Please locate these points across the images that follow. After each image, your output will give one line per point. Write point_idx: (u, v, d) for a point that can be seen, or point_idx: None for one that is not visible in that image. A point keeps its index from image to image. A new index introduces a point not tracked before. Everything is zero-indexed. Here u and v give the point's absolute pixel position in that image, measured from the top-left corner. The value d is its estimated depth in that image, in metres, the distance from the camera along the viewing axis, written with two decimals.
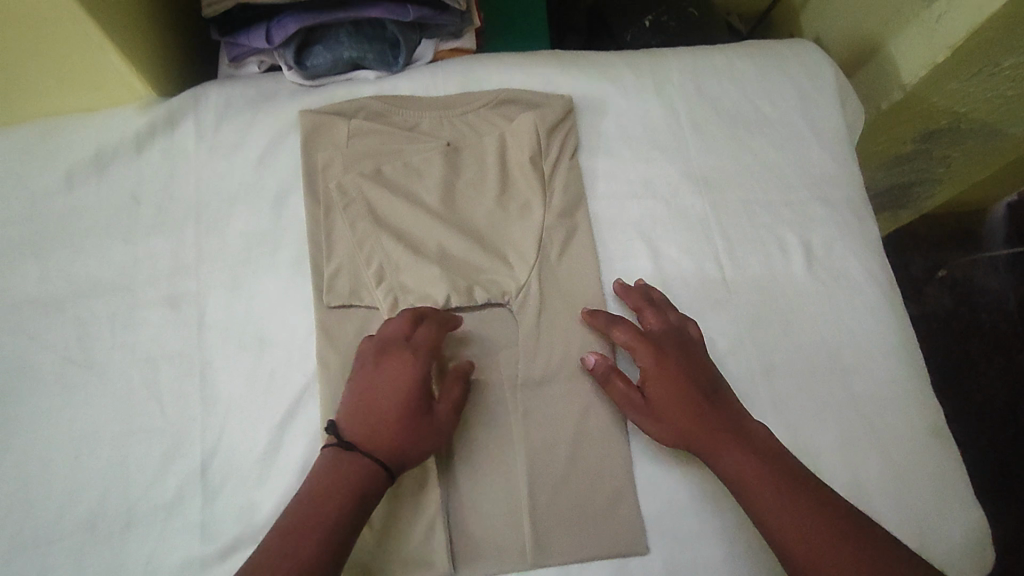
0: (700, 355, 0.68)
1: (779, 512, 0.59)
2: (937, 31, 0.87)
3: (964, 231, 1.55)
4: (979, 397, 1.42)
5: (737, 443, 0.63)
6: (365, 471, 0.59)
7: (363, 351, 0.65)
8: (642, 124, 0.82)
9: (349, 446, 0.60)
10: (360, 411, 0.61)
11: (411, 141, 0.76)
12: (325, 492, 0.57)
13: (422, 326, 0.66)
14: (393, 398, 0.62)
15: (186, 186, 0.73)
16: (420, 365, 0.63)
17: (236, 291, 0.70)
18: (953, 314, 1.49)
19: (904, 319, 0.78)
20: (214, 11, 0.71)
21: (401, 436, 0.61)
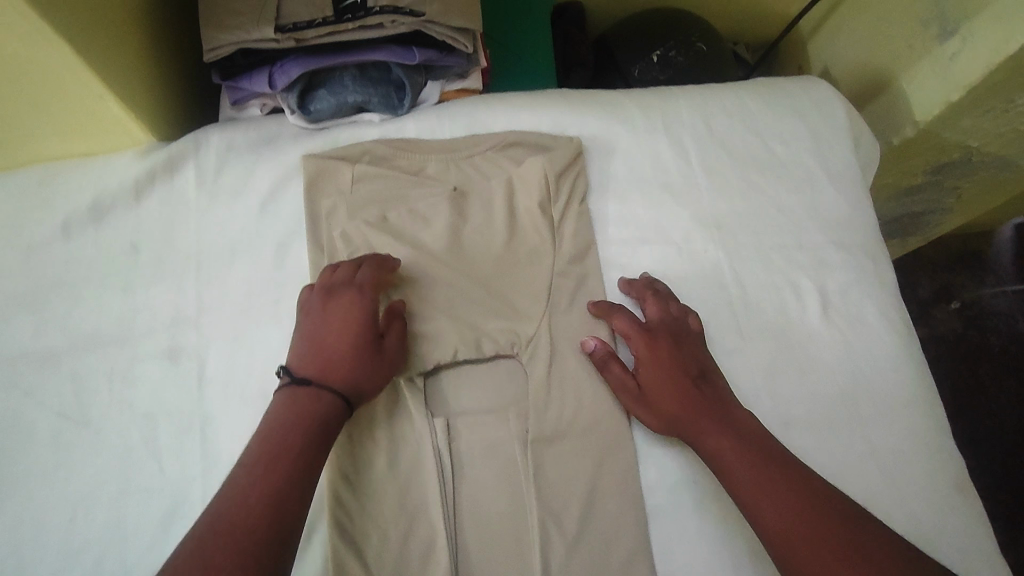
0: (693, 343, 0.69)
1: (750, 478, 0.58)
2: (950, 69, 0.85)
3: (970, 255, 1.54)
4: (991, 423, 1.39)
5: (718, 424, 0.62)
6: (322, 398, 0.59)
7: (309, 299, 0.66)
8: (652, 166, 0.80)
9: (304, 379, 0.60)
10: (308, 351, 0.62)
11: (417, 185, 0.74)
12: (286, 424, 0.57)
13: (364, 267, 0.67)
14: (341, 333, 0.62)
15: (187, 234, 0.71)
16: (365, 302, 0.64)
17: (237, 343, 0.68)
18: (963, 338, 1.47)
19: (924, 366, 0.76)
20: (215, 57, 0.70)
21: (352, 369, 0.61)
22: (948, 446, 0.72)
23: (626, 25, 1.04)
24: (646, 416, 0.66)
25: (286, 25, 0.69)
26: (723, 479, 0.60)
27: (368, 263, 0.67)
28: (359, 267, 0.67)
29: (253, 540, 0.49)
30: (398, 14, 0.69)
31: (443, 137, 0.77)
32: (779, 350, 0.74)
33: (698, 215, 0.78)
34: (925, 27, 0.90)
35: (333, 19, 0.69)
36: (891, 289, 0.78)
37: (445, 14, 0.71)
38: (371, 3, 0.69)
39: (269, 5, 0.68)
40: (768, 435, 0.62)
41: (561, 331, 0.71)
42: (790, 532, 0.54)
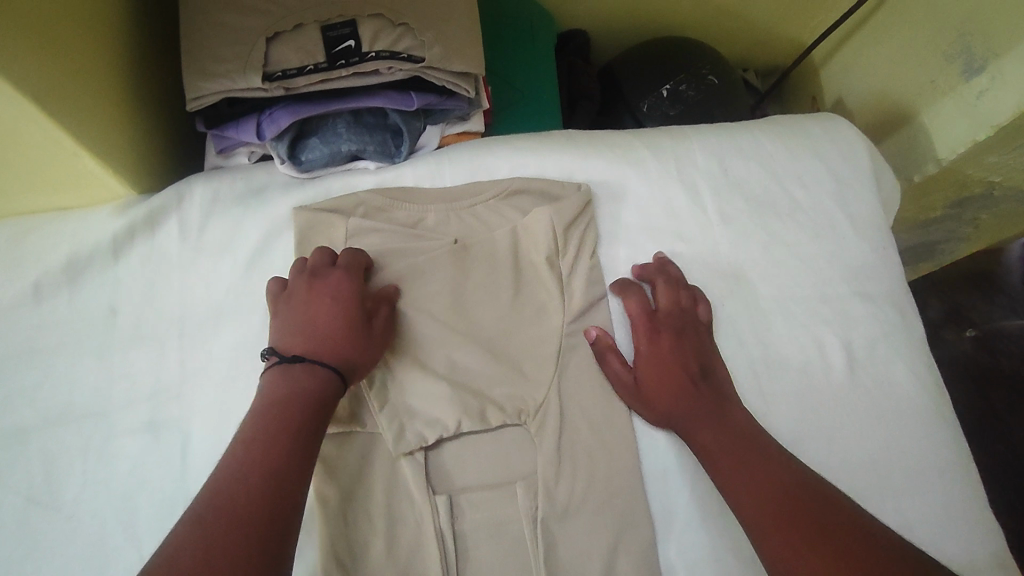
0: (698, 340, 0.68)
1: (741, 474, 0.57)
2: (978, 108, 0.82)
3: (979, 270, 1.45)
4: (1003, 449, 1.34)
5: (711, 420, 0.62)
6: (319, 376, 0.55)
7: (290, 283, 0.62)
8: (664, 213, 0.75)
9: (298, 357, 0.56)
10: (294, 331, 0.58)
11: (417, 239, 0.69)
12: (277, 398, 0.53)
13: (344, 253, 0.65)
14: (334, 312, 0.59)
15: (169, 295, 0.66)
16: (351, 282, 0.62)
17: (222, 415, 0.63)
18: (973, 360, 1.41)
19: (956, 428, 0.71)
20: (200, 106, 0.65)
21: (348, 347, 0.58)
22: (983, 516, 0.68)
23: (631, 54, 0.99)
24: (642, 410, 0.65)
25: (275, 73, 0.65)
26: (718, 473, 0.59)
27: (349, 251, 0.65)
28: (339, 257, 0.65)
29: (252, 517, 0.45)
30: (395, 59, 0.66)
31: (444, 185, 0.73)
32: (805, 414, 0.69)
33: (714, 268, 0.74)
34: (949, 62, 0.86)
35: (325, 65, 0.65)
36: (920, 344, 0.74)
37: (446, 59, 0.67)
38: (366, 48, 0.65)
39: (256, 50, 0.64)
40: (758, 428, 0.62)
41: (570, 396, 0.66)
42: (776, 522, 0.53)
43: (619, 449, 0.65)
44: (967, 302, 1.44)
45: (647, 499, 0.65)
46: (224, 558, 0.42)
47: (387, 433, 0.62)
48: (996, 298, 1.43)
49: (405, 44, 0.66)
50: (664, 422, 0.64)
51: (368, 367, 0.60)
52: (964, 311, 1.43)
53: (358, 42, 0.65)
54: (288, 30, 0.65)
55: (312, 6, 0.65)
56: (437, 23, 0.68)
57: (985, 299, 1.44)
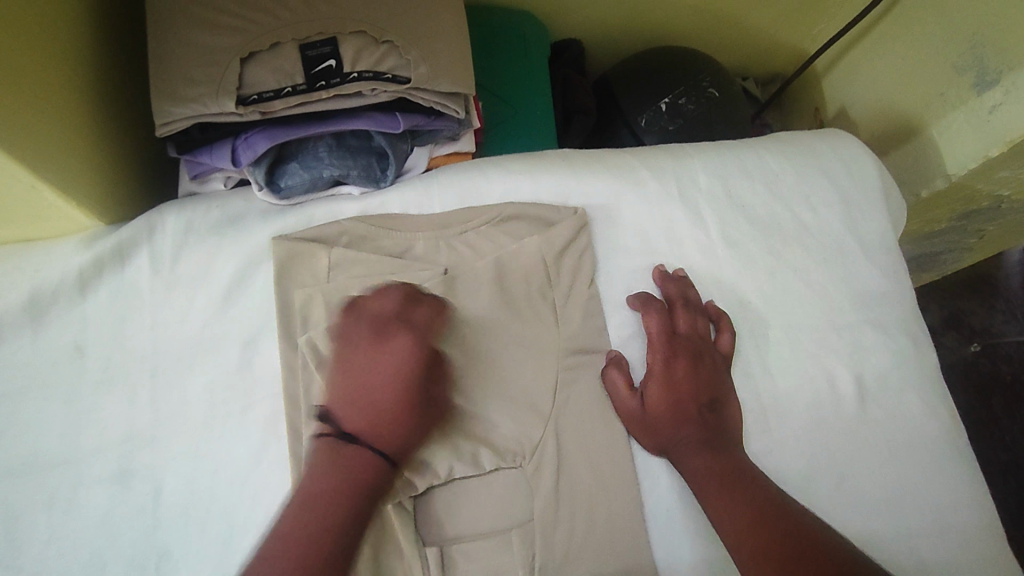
0: (713, 371, 0.65)
1: (729, 501, 0.57)
2: (990, 124, 0.78)
3: (977, 275, 1.40)
4: (1005, 457, 1.28)
5: (708, 449, 0.60)
6: (369, 468, 0.52)
7: (350, 331, 0.56)
8: (665, 238, 0.71)
9: (352, 444, 0.52)
10: (349, 404, 0.53)
11: (405, 269, 0.65)
12: (326, 495, 0.50)
13: (421, 305, 0.59)
14: (394, 393, 0.53)
15: (140, 333, 0.62)
16: (416, 351, 0.56)
17: (198, 463, 0.59)
18: (972, 364, 1.35)
19: (972, 462, 0.68)
20: (170, 131, 0.61)
21: (404, 431, 0.54)
22: (1004, 559, 0.64)
23: (628, 65, 0.96)
24: (639, 433, 0.63)
25: (250, 96, 0.60)
26: (716, 512, 0.57)
27: (420, 299, 0.59)
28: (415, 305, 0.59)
29: None
30: (379, 80, 0.62)
31: (432, 212, 0.69)
32: (815, 451, 0.65)
33: (717, 296, 0.70)
34: (959, 74, 0.84)
35: (304, 87, 0.61)
36: (933, 373, 0.71)
37: (433, 79, 0.64)
38: (348, 69, 0.61)
39: (230, 71, 0.60)
40: (754, 468, 0.60)
41: (567, 436, 0.63)
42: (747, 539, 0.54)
43: (620, 492, 0.62)
44: (966, 308, 1.38)
45: (651, 546, 0.61)
46: None
47: None
48: (995, 302, 1.37)
49: (389, 63, 0.63)
50: (661, 449, 0.62)
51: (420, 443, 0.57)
52: (963, 316, 1.38)
53: (339, 61, 0.61)
54: (264, 49, 0.61)
55: (291, 23, 0.61)
56: (425, 40, 0.64)
57: (985, 304, 1.38)
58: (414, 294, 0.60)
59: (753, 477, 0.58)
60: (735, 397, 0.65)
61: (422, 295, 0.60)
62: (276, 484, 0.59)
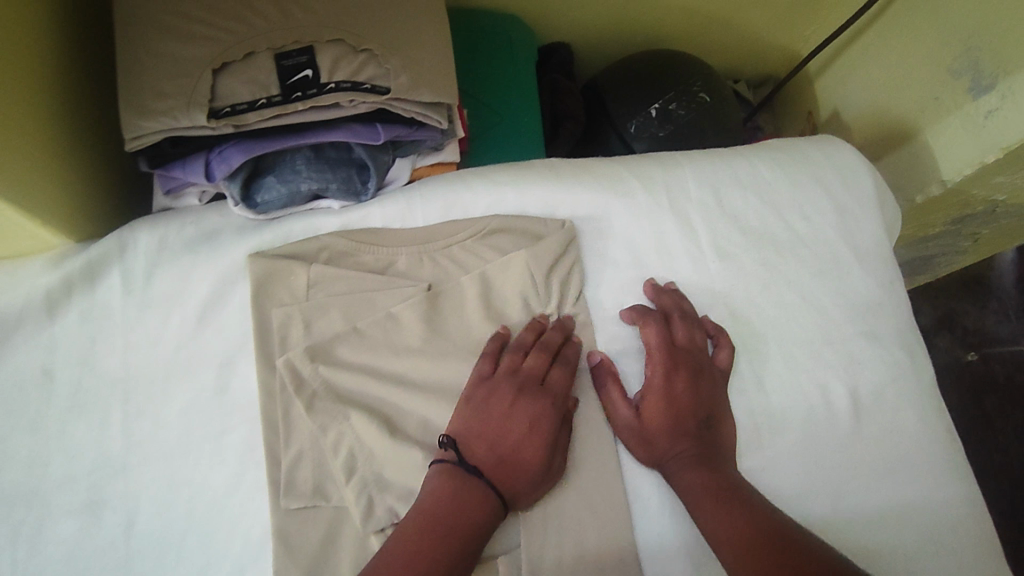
0: (711, 386, 0.62)
1: (722, 517, 0.54)
2: (986, 129, 0.77)
3: (971, 275, 1.38)
4: (999, 458, 1.26)
5: (702, 465, 0.57)
6: (484, 511, 0.53)
7: (493, 374, 0.58)
8: (655, 249, 0.69)
9: (474, 479, 0.53)
10: (481, 441, 0.55)
11: (386, 286, 0.63)
12: (449, 515, 0.51)
13: (560, 365, 0.60)
14: (528, 443, 0.56)
15: (112, 356, 0.60)
16: (556, 410, 0.58)
17: (173, 491, 0.57)
18: (966, 365, 1.33)
19: (970, 478, 0.66)
20: (140, 146, 0.58)
21: (523, 482, 0.55)
22: None
23: (617, 69, 0.94)
24: (634, 445, 0.60)
25: (222, 108, 0.58)
26: (710, 529, 0.54)
27: (563, 362, 0.60)
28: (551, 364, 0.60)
29: None
30: (357, 91, 0.60)
31: (415, 225, 0.66)
32: (813, 470, 0.63)
33: (710, 309, 0.68)
34: (955, 78, 0.82)
35: (279, 99, 0.58)
36: (929, 387, 0.69)
37: (414, 89, 0.61)
38: (325, 79, 0.59)
39: (201, 83, 0.57)
40: (747, 485, 0.57)
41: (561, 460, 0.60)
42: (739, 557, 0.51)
43: (613, 516, 0.59)
44: (959, 308, 1.36)
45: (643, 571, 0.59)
46: None
47: (355, 508, 0.56)
48: (988, 303, 1.35)
49: (368, 72, 0.61)
50: (656, 463, 0.59)
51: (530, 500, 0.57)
52: (956, 315, 1.36)
53: (315, 71, 0.59)
54: (237, 59, 0.58)
55: (264, 31, 0.59)
56: (405, 49, 0.62)
57: (979, 304, 1.36)
58: (561, 352, 0.61)
59: (747, 494, 0.56)
60: (731, 412, 0.63)
61: (565, 354, 0.61)
62: (254, 512, 0.56)
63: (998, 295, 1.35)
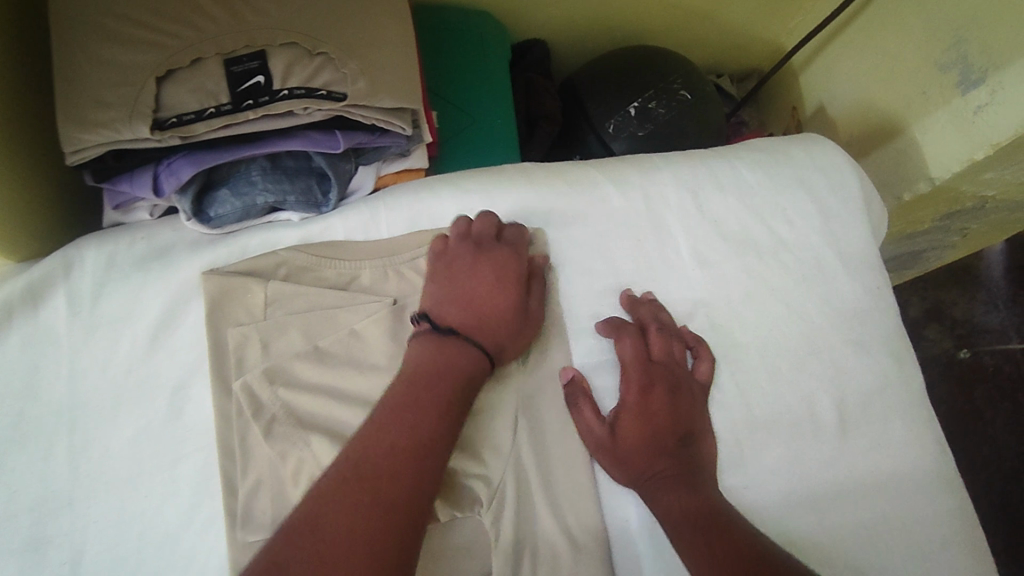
0: (690, 401, 0.59)
1: (702, 538, 0.51)
2: (975, 126, 0.74)
3: (961, 266, 1.35)
4: (987, 452, 1.24)
5: (681, 485, 0.54)
6: (471, 355, 0.53)
7: (452, 247, 0.60)
8: (632, 257, 0.66)
9: (453, 332, 0.54)
10: (451, 302, 0.56)
11: (349, 302, 0.60)
12: (439, 370, 0.51)
13: (510, 226, 0.62)
14: (495, 291, 0.57)
15: (56, 383, 0.57)
16: (515, 260, 0.60)
17: (122, 524, 0.54)
18: (956, 359, 1.30)
19: (959, 490, 0.64)
20: (81, 159, 0.55)
21: (503, 330, 0.56)
22: None
23: (595, 66, 0.91)
24: (608, 464, 0.57)
25: (168, 118, 0.54)
26: (688, 558, 0.51)
27: (516, 226, 0.62)
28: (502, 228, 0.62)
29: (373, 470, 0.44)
30: (312, 98, 0.56)
31: (379, 237, 0.63)
32: (796, 486, 0.61)
33: (690, 318, 0.65)
34: (943, 72, 0.79)
35: (229, 107, 0.55)
36: (917, 396, 0.67)
37: (373, 95, 0.58)
38: (277, 85, 0.55)
39: (145, 92, 0.53)
40: (729, 508, 0.54)
41: (533, 479, 0.57)
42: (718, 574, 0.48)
43: (588, 539, 0.57)
44: (948, 300, 1.34)
45: None
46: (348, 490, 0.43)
47: None
48: (978, 296, 1.33)
49: (324, 78, 0.57)
50: (632, 484, 0.56)
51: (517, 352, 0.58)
52: (949, 308, 1.33)
53: (268, 77, 0.55)
54: (184, 66, 0.54)
55: (213, 36, 0.55)
56: (363, 53, 0.58)
57: (969, 297, 1.33)
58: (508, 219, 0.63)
59: (729, 521, 0.52)
60: (712, 430, 0.60)
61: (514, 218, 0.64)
62: (208, 545, 0.53)
63: (988, 288, 1.33)
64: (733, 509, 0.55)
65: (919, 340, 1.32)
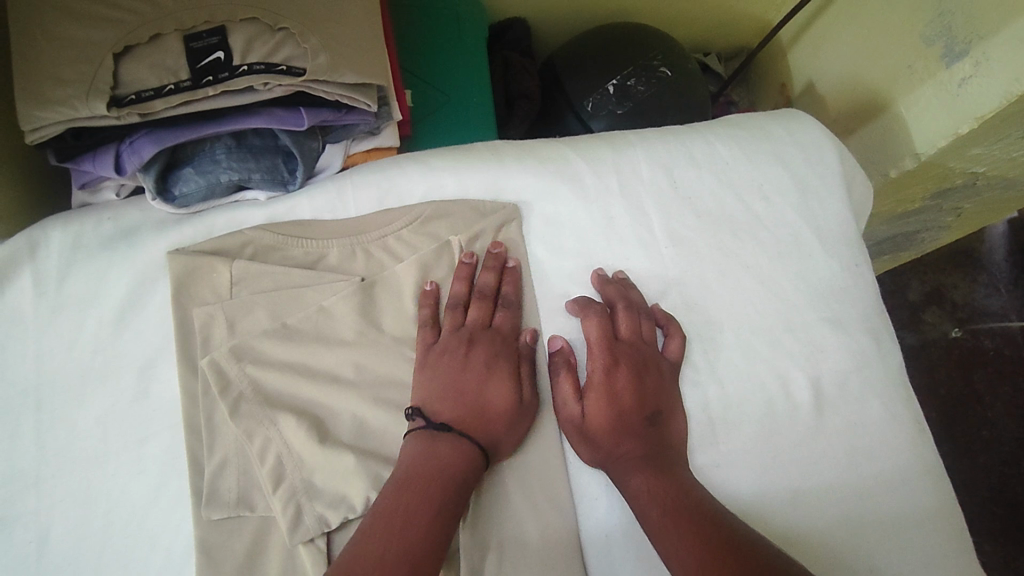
0: (658, 380, 0.58)
1: (668, 520, 0.50)
2: (960, 99, 0.72)
3: (959, 249, 1.33)
4: (986, 435, 1.22)
5: (647, 465, 0.54)
6: (465, 453, 0.51)
7: (443, 331, 0.58)
8: (604, 235, 0.65)
9: (447, 429, 0.52)
10: (445, 394, 0.54)
11: (317, 280, 0.59)
12: (430, 475, 0.49)
13: (502, 308, 0.60)
14: (491, 385, 0.55)
15: (22, 363, 0.57)
16: (507, 349, 0.58)
17: (89, 502, 0.54)
18: (955, 342, 1.28)
19: (939, 470, 0.62)
20: (41, 138, 0.54)
21: (500, 424, 0.54)
22: None
23: (575, 43, 0.90)
24: (577, 443, 0.57)
25: (127, 96, 0.53)
26: (657, 540, 0.50)
27: (505, 303, 0.60)
28: (501, 279, 0.61)
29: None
30: (272, 73, 0.55)
31: (347, 216, 0.63)
32: (770, 465, 0.60)
33: (663, 297, 0.64)
34: (927, 45, 0.77)
35: (188, 84, 0.54)
36: (896, 374, 0.66)
37: (334, 69, 0.57)
38: (238, 61, 0.55)
39: (102, 69, 0.52)
40: (702, 491, 0.53)
41: (502, 457, 0.57)
42: (683, 553, 0.48)
43: (557, 515, 0.56)
44: (947, 283, 1.32)
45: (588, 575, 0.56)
46: None
47: (282, 519, 0.51)
48: (976, 279, 1.31)
49: (284, 53, 0.56)
50: (603, 465, 0.56)
51: (514, 448, 0.57)
52: (947, 291, 1.31)
53: (228, 53, 0.54)
54: (143, 42, 0.53)
55: (173, 11, 0.54)
56: (323, 26, 0.57)
57: (967, 280, 1.31)
58: (501, 294, 0.60)
59: (701, 503, 0.51)
60: (684, 412, 0.59)
61: (504, 291, 0.60)
62: (176, 521, 0.53)
63: (986, 271, 1.31)
64: (704, 489, 0.54)
65: (917, 323, 1.30)
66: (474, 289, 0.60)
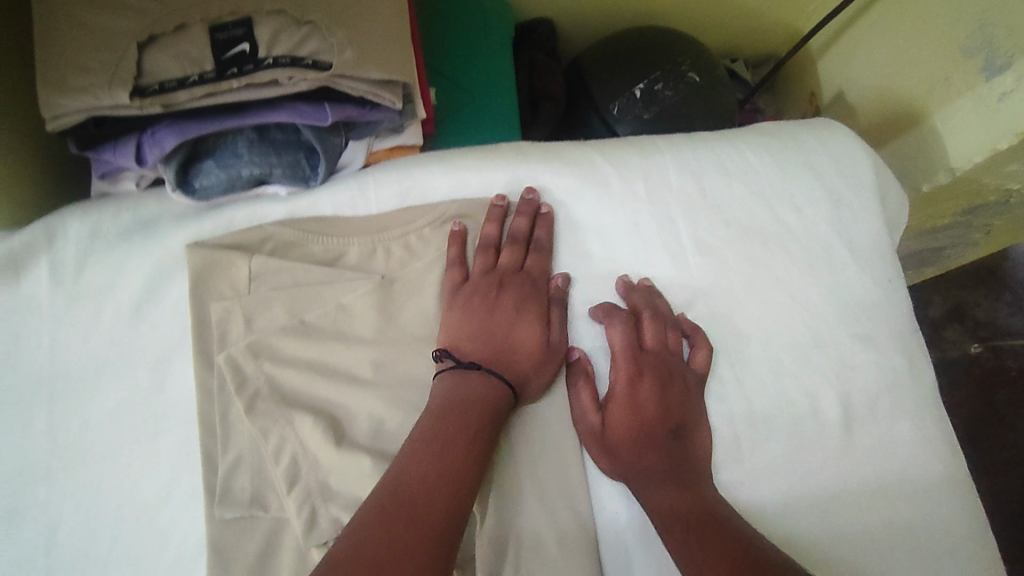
0: (683, 392, 0.57)
1: (690, 533, 0.48)
2: (999, 113, 0.70)
3: (984, 267, 1.30)
4: (1007, 457, 1.19)
5: (670, 477, 0.52)
6: (496, 386, 0.51)
7: (473, 276, 0.58)
8: (629, 241, 0.64)
9: (478, 365, 0.52)
10: (474, 334, 0.54)
11: (336, 278, 0.58)
12: (468, 403, 0.49)
13: (533, 252, 0.60)
14: (520, 325, 0.55)
15: (38, 352, 0.56)
16: (536, 292, 0.58)
17: (100, 496, 0.53)
18: (977, 361, 1.25)
19: (970, 493, 0.60)
20: (62, 126, 0.53)
21: (530, 364, 0.54)
22: None
23: (602, 45, 0.89)
24: (596, 454, 0.55)
25: (150, 86, 0.52)
26: (676, 554, 0.49)
27: (536, 248, 0.60)
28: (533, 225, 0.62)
29: (408, 500, 0.42)
30: (297, 66, 0.54)
31: (369, 213, 0.62)
32: (796, 483, 0.58)
33: (689, 306, 0.63)
34: (967, 57, 0.75)
35: (212, 75, 0.53)
36: (927, 393, 0.64)
37: (360, 65, 0.56)
38: (263, 53, 0.54)
39: (125, 58, 0.51)
40: (725, 507, 0.51)
41: (521, 461, 0.55)
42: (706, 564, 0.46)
43: (574, 526, 0.54)
44: (971, 300, 1.29)
45: None
46: (393, 519, 0.41)
47: (296, 521, 0.50)
48: (1001, 298, 1.28)
49: (310, 46, 0.55)
50: (625, 477, 0.54)
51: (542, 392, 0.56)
52: (971, 309, 1.28)
53: (253, 45, 0.53)
54: (167, 32, 0.53)
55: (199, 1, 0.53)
56: (351, 22, 0.56)
57: (992, 298, 1.28)
58: (532, 238, 0.61)
59: (724, 517, 0.50)
60: (708, 428, 0.58)
61: (536, 236, 0.61)
62: (187, 518, 0.52)
63: (1011, 290, 1.28)
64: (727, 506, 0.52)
65: (939, 340, 1.28)
66: (506, 233, 0.61)
